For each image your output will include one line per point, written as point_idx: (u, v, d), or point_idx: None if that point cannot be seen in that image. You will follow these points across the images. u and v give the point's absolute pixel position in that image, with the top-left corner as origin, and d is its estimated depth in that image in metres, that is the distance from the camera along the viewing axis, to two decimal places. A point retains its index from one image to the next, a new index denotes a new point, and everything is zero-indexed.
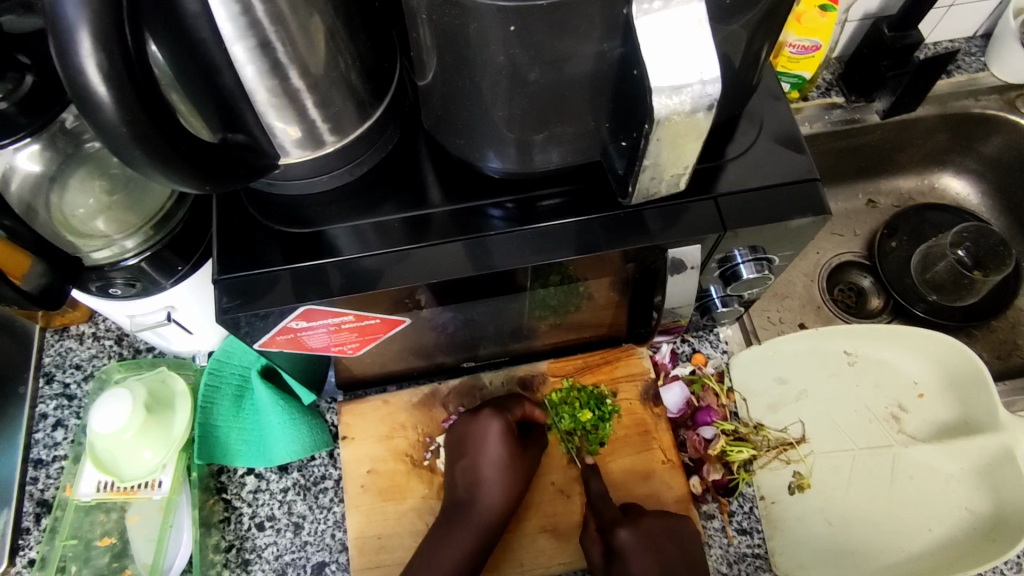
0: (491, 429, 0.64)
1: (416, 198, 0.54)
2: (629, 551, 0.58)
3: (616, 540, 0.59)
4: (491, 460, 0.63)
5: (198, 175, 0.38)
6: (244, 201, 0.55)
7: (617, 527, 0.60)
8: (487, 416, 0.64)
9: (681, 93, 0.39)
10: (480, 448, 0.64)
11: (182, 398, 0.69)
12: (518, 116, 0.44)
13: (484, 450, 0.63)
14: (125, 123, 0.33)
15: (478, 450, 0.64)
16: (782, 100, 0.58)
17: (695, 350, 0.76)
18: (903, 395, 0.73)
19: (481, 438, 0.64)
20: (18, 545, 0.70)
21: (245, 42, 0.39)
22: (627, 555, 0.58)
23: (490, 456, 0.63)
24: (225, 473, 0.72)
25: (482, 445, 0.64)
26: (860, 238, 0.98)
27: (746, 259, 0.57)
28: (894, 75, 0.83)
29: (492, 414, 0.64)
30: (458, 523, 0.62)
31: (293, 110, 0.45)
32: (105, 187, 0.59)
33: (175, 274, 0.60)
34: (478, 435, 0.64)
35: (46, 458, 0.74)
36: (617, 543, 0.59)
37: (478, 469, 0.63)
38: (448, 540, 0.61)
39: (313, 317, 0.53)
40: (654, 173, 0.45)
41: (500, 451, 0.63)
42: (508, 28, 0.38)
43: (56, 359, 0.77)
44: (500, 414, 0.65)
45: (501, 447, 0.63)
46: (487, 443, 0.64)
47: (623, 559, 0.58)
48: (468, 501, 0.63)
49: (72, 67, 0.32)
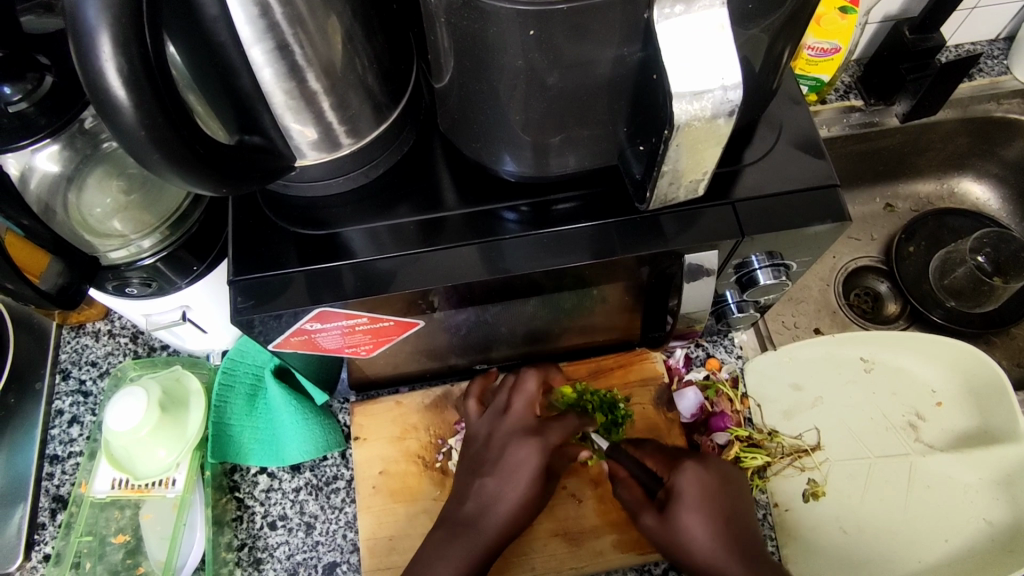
0: (529, 462, 0.61)
1: (431, 201, 0.54)
2: (687, 492, 0.55)
3: (676, 480, 0.56)
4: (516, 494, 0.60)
5: (215, 177, 0.38)
6: (259, 203, 0.55)
7: (681, 466, 0.57)
8: (531, 447, 0.61)
9: (702, 99, 0.38)
10: (511, 476, 0.61)
11: (197, 396, 0.70)
12: (535, 120, 0.44)
13: (512, 480, 0.61)
14: (144, 126, 0.33)
15: (508, 476, 0.61)
16: (801, 104, 0.57)
17: (709, 355, 0.76)
18: (921, 404, 0.72)
19: (516, 470, 0.61)
20: (33, 540, 0.71)
21: (263, 44, 0.39)
22: (685, 501, 0.54)
23: (514, 488, 0.60)
24: (237, 472, 0.72)
25: (514, 474, 0.61)
26: (878, 242, 0.97)
27: (763, 265, 0.57)
28: (915, 78, 0.81)
29: (534, 445, 0.61)
30: (459, 544, 0.59)
31: (310, 112, 0.45)
32: (124, 187, 0.59)
33: (191, 274, 0.60)
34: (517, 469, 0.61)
35: (62, 455, 0.74)
36: (677, 484, 0.55)
37: (497, 498, 0.60)
38: (443, 558, 0.59)
39: (327, 319, 0.53)
40: (672, 178, 0.45)
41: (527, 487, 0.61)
42: (527, 32, 0.37)
43: (73, 356, 0.78)
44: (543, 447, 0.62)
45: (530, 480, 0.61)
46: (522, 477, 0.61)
47: (682, 498, 0.55)
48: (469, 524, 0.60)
49: (92, 70, 0.32)
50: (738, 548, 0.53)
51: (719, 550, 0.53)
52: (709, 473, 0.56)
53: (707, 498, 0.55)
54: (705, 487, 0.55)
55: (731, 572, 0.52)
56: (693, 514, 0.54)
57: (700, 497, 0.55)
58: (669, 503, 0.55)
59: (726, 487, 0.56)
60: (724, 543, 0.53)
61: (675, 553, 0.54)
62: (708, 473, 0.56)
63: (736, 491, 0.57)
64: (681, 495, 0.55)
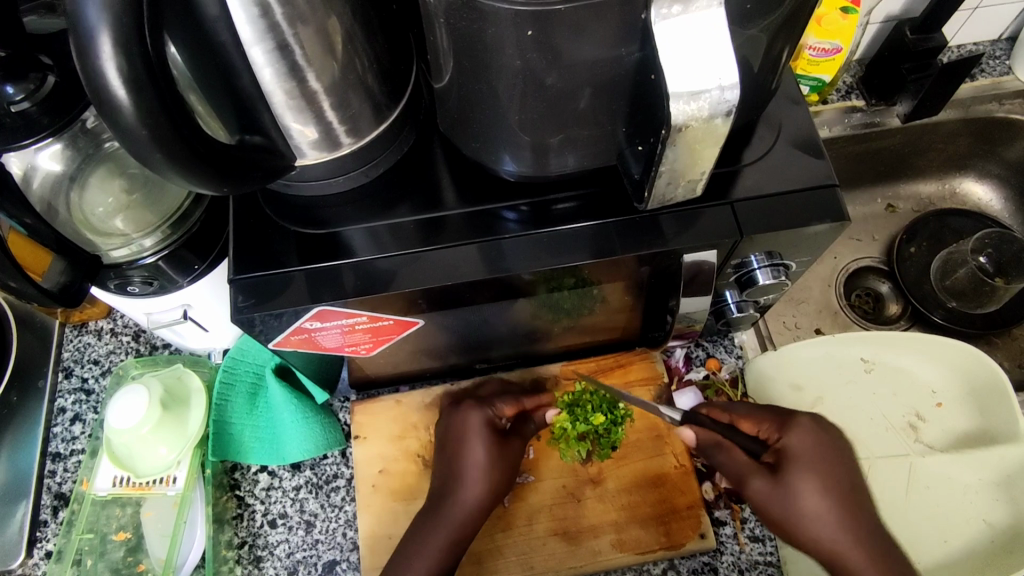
0: (472, 422, 0.66)
1: (431, 200, 0.54)
2: (797, 452, 0.57)
3: (786, 441, 0.58)
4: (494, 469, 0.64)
5: (216, 176, 0.38)
6: (260, 202, 0.55)
7: (790, 425, 0.59)
8: (472, 411, 0.67)
9: (699, 99, 0.39)
10: (465, 442, 0.65)
11: (198, 395, 0.70)
12: (534, 120, 0.44)
13: (466, 441, 0.65)
14: (144, 125, 0.34)
15: (464, 444, 0.65)
16: (801, 104, 0.57)
17: (710, 355, 0.77)
18: (920, 404, 0.72)
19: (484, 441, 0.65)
20: (35, 537, 0.71)
21: (264, 44, 0.39)
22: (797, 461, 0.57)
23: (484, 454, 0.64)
24: (238, 470, 0.72)
25: (466, 439, 0.65)
26: (879, 243, 0.97)
27: (762, 265, 0.57)
28: (916, 78, 0.81)
29: (472, 407, 0.67)
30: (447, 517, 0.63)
31: (310, 112, 0.45)
32: (125, 186, 0.60)
33: (192, 272, 0.60)
34: (490, 442, 0.65)
35: (63, 452, 0.75)
36: (789, 445, 0.58)
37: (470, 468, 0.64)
38: (439, 526, 0.62)
39: (327, 318, 0.53)
40: (670, 178, 0.45)
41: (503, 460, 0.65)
42: (525, 33, 0.37)
43: (75, 354, 0.79)
44: (482, 409, 0.67)
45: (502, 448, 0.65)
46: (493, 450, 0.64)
47: (794, 457, 0.57)
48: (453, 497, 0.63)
49: (92, 69, 0.32)
50: (845, 508, 0.54)
51: (838, 517, 0.54)
52: (821, 433, 0.59)
53: (824, 461, 0.57)
54: (818, 449, 0.57)
55: (844, 538, 0.53)
56: (807, 477, 0.56)
57: (812, 459, 0.57)
58: (783, 464, 0.57)
59: (834, 449, 0.58)
60: (842, 505, 0.55)
61: (793, 517, 0.55)
62: (819, 435, 0.58)
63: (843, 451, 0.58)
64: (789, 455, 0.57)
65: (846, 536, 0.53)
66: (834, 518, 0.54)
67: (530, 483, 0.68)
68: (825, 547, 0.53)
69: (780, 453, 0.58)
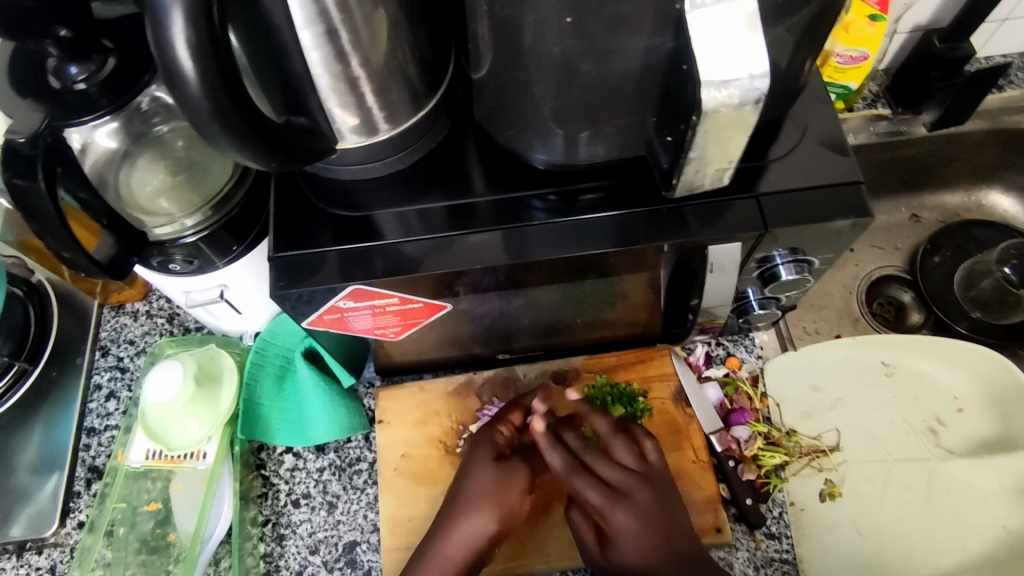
0: (479, 454, 0.63)
1: (462, 188, 0.56)
2: (620, 536, 0.55)
3: (611, 524, 0.55)
4: (478, 486, 0.61)
5: (265, 152, 0.40)
6: (300, 184, 0.58)
7: (612, 509, 0.55)
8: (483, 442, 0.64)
9: (730, 86, 0.40)
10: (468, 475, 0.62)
11: (230, 373, 0.72)
12: (566, 107, 0.46)
13: (480, 477, 0.62)
14: (206, 97, 0.36)
15: (468, 483, 0.62)
16: (828, 104, 0.58)
17: (730, 354, 0.76)
18: (942, 409, 0.72)
19: (473, 461, 0.63)
20: (69, 508, 0.74)
21: (313, 28, 0.42)
22: (617, 537, 0.55)
23: (479, 489, 0.61)
24: (264, 451, 0.74)
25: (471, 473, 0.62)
26: (902, 252, 0.97)
27: (786, 260, 0.58)
28: (943, 86, 0.83)
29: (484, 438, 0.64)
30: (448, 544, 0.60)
31: (352, 97, 0.47)
32: (170, 168, 0.62)
33: (230, 254, 0.63)
34: (478, 472, 0.62)
35: (98, 427, 0.77)
36: (613, 525, 0.55)
37: (459, 507, 0.61)
38: (447, 549, 0.60)
39: (359, 297, 0.55)
40: (698, 166, 0.46)
41: (483, 468, 0.62)
42: (565, 19, 0.39)
43: (112, 334, 0.82)
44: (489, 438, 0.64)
45: (491, 483, 0.61)
46: (473, 465, 0.63)
47: (618, 544, 0.55)
48: (446, 532, 0.61)
49: (163, 42, 0.34)
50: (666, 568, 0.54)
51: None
52: (637, 513, 0.55)
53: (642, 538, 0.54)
54: (636, 531, 0.54)
55: None
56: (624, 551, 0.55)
57: (633, 547, 0.54)
58: (607, 544, 0.56)
59: (656, 518, 0.55)
60: (661, 565, 0.54)
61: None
62: (637, 513, 0.55)
63: (670, 518, 0.56)
64: (616, 538, 0.55)
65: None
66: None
67: (549, 473, 0.69)
68: None
69: (605, 530, 0.56)
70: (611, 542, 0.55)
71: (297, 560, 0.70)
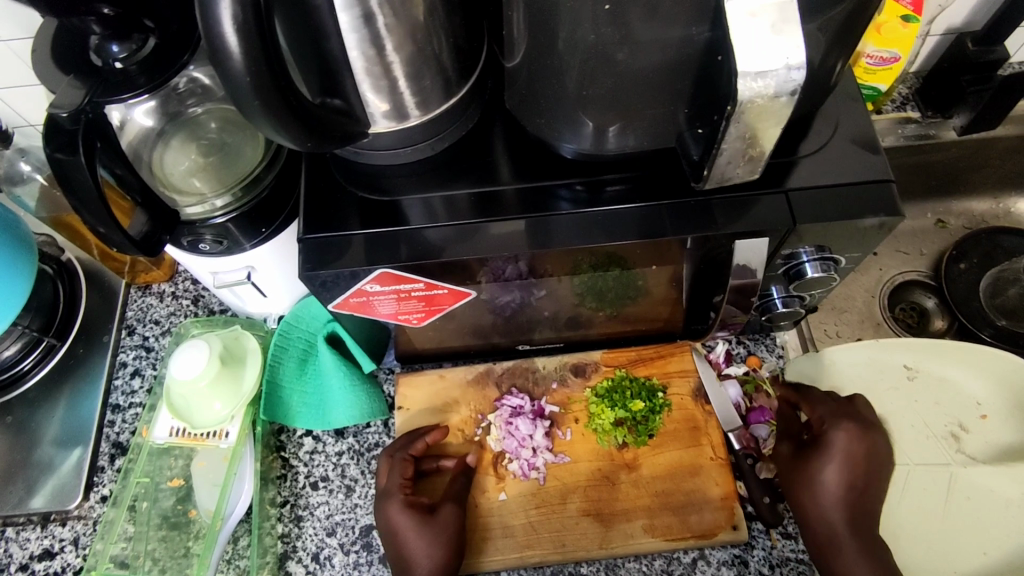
0: (392, 508, 0.64)
1: (488, 176, 0.57)
2: (834, 444, 0.61)
3: (829, 437, 0.61)
4: (405, 532, 0.63)
5: (302, 130, 0.41)
6: (331, 168, 0.58)
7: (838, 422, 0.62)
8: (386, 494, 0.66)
9: (766, 77, 0.39)
10: (396, 535, 0.64)
11: (254, 354, 0.73)
12: (597, 97, 0.47)
13: (410, 530, 0.63)
14: (248, 73, 0.36)
15: (400, 539, 0.63)
16: (860, 102, 0.58)
17: (750, 352, 0.77)
18: (965, 415, 0.71)
19: (391, 516, 0.64)
20: (92, 482, 0.75)
21: (350, 11, 0.42)
22: (827, 457, 0.61)
23: (425, 552, 0.62)
24: (284, 433, 0.76)
25: (394, 529, 0.64)
26: (926, 257, 0.96)
27: (812, 258, 0.57)
28: (976, 90, 0.81)
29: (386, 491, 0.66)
30: None
31: (385, 82, 0.48)
32: (202, 149, 0.63)
33: (258, 236, 0.63)
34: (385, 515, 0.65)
35: (123, 404, 0.78)
36: (830, 440, 0.61)
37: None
38: None
39: (386, 281, 0.56)
40: (731, 157, 0.46)
41: (397, 513, 0.64)
42: (602, 7, 0.40)
43: (138, 313, 0.83)
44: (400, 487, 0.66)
45: (428, 539, 0.63)
46: (386, 514, 0.65)
47: (826, 457, 0.61)
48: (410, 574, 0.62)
49: (210, 17, 0.35)
50: (854, 513, 0.59)
51: (842, 508, 0.59)
52: (862, 438, 0.61)
53: (852, 462, 0.60)
54: (851, 452, 0.60)
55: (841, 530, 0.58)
56: (833, 467, 0.60)
57: (841, 466, 0.60)
58: (815, 449, 0.62)
59: (871, 458, 0.61)
60: (851, 516, 0.59)
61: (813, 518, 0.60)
62: (861, 439, 0.61)
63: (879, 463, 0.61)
64: (829, 455, 0.61)
65: (850, 540, 0.58)
66: (849, 532, 0.58)
67: (565, 464, 0.70)
68: (820, 523, 0.59)
69: (817, 438, 0.62)
70: (816, 461, 0.61)
71: (314, 541, 0.71)
